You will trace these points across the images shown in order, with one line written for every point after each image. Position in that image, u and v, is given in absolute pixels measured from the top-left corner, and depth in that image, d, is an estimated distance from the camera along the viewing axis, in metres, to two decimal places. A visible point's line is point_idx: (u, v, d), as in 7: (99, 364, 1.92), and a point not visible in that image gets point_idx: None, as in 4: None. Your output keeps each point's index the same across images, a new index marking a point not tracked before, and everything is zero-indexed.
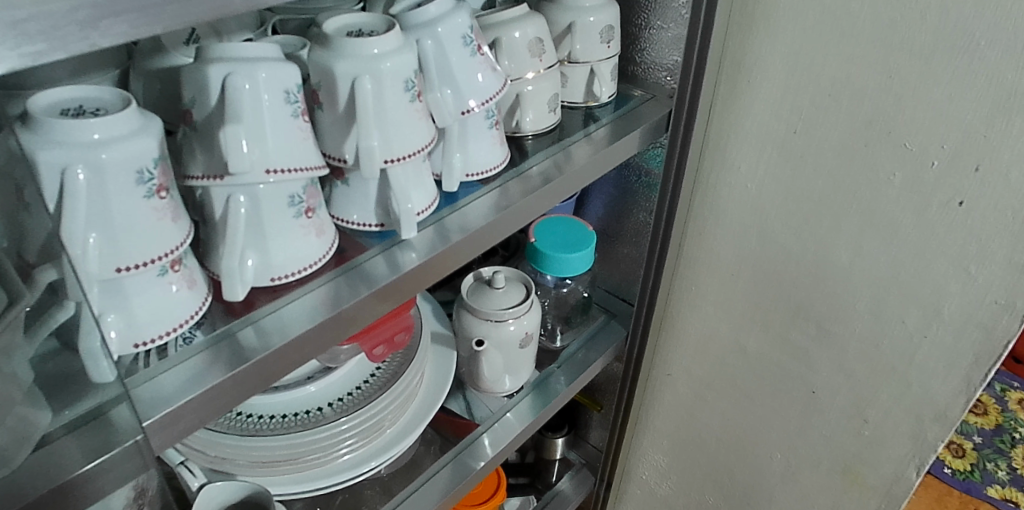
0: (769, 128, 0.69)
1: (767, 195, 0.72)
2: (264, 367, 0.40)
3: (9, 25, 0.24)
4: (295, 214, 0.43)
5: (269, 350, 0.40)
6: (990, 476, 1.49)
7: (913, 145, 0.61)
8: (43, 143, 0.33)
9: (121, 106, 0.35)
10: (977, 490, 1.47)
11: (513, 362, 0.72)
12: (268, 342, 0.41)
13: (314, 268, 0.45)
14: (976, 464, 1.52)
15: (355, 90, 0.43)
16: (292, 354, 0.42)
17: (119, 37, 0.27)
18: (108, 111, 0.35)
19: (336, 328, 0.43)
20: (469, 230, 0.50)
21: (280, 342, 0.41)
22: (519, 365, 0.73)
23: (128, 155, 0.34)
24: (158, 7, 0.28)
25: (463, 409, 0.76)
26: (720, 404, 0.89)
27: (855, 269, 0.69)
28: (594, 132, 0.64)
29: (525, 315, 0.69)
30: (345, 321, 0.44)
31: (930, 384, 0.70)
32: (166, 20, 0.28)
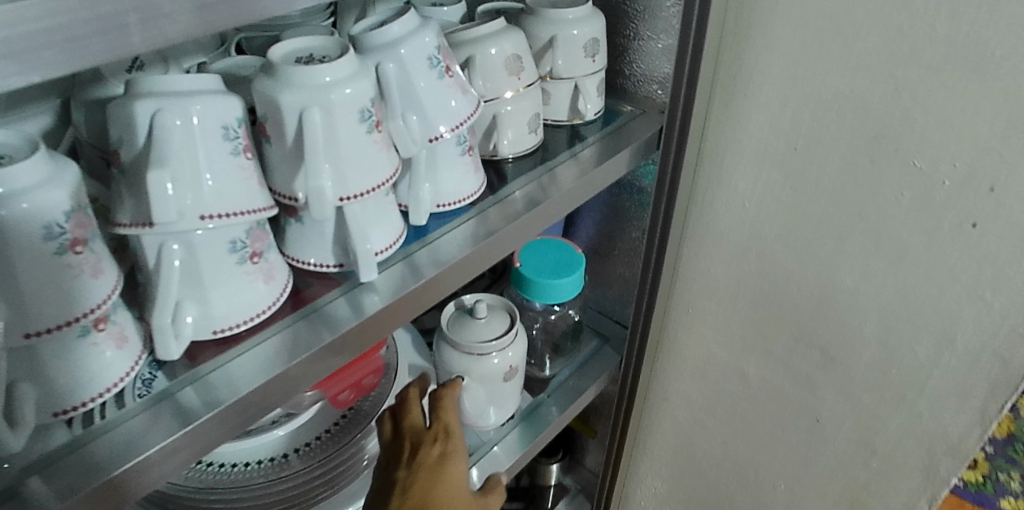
0: (768, 144, 0.64)
1: (767, 214, 0.67)
2: (209, 429, 0.36)
3: None
4: (239, 260, 0.39)
5: (213, 410, 0.36)
6: (1002, 486, 1.47)
7: (922, 162, 0.57)
8: None
9: (28, 152, 0.32)
10: (990, 503, 1.42)
11: (496, 395, 0.68)
12: (213, 402, 0.36)
13: (265, 317, 0.41)
14: (987, 475, 1.47)
15: (303, 123, 0.38)
16: (241, 414, 0.37)
17: None
18: (12, 158, 0.31)
19: (291, 381, 0.39)
20: (441, 266, 0.45)
21: (227, 401, 0.36)
22: (504, 398, 0.69)
23: (30, 210, 0.30)
24: (32, 50, 0.24)
25: None
26: (720, 431, 0.84)
27: (862, 293, 0.65)
28: (580, 152, 0.59)
29: (509, 348, 0.66)
30: (300, 374, 0.39)
31: (943, 415, 0.65)
32: (43, 65, 0.24)
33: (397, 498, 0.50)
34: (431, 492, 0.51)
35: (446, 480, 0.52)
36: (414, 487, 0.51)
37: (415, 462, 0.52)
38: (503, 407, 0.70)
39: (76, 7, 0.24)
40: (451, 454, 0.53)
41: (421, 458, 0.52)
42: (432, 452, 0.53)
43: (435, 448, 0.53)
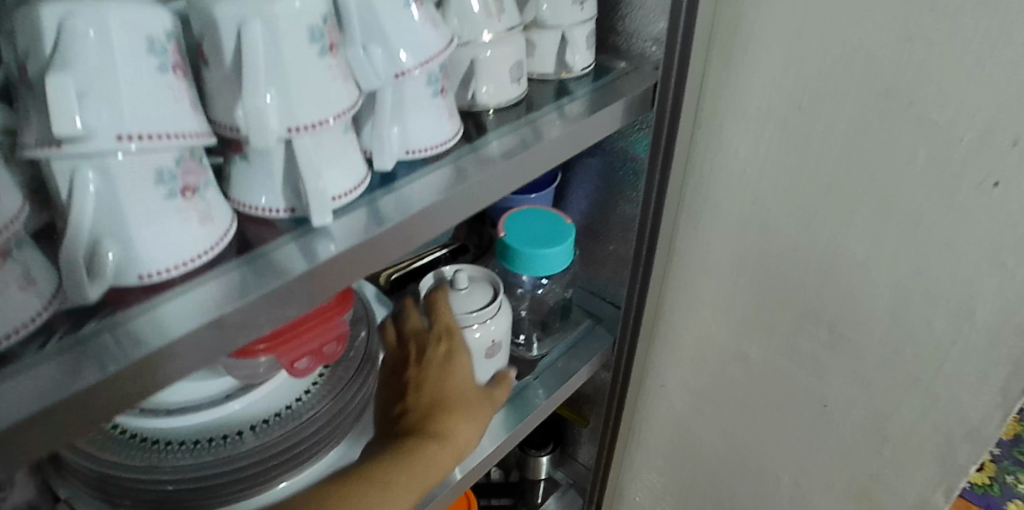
0: (770, 103, 0.59)
1: (769, 181, 0.62)
2: (131, 380, 0.31)
3: None
4: (168, 195, 0.34)
5: (136, 356, 0.31)
6: (1010, 490, 1.39)
7: (939, 117, 0.52)
8: None
9: None
10: (997, 506, 1.36)
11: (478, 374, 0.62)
12: (135, 348, 0.31)
13: (201, 262, 0.36)
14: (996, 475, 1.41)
15: (241, 39, 0.34)
16: (170, 364, 0.32)
17: None
18: None
19: (230, 331, 0.34)
20: (406, 214, 0.41)
21: (153, 347, 0.32)
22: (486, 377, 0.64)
23: None
24: None
25: None
26: (720, 419, 0.79)
27: (873, 265, 0.60)
28: (567, 106, 0.54)
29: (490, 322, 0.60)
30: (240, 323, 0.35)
31: (960, 398, 0.60)
32: None
33: (414, 393, 0.56)
34: (442, 385, 0.56)
35: (455, 373, 0.57)
36: (426, 385, 0.56)
37: (425, 359, 0.58)
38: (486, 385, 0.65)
39: None
40: (455, 353, 0.58)
41: (429, 358, 0.58)
42: (439, 351, 0.58)
43: (441, 346, 0.58)
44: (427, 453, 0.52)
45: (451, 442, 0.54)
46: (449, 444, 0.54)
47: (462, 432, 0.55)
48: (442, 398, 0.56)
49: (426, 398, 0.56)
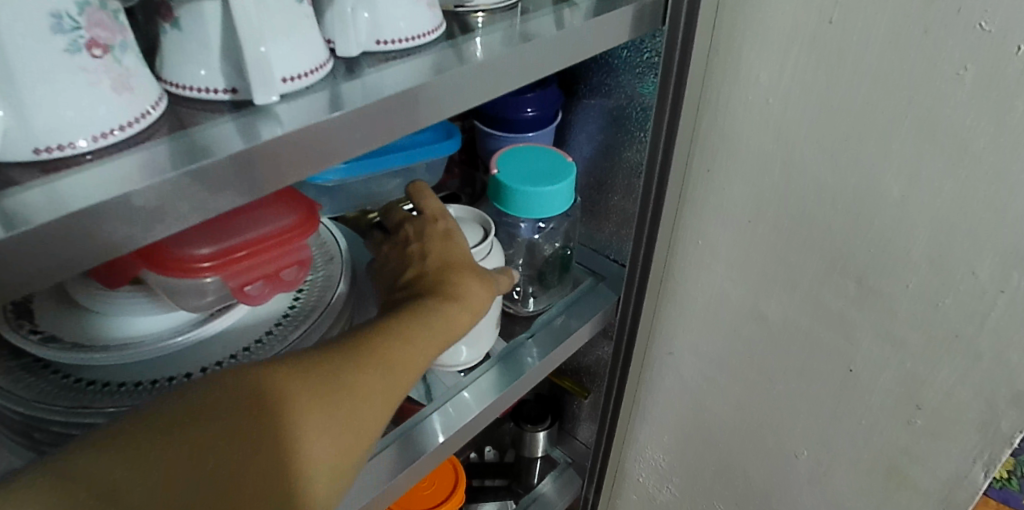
0: (797, 20, 0.53)
1: (793, 110, 0.56)
2: (16, 260, 0.25)
3: None
4: (69, 48, 0.28)
5: (18, 231, 0.25)
6: None
7: (991, 24, 0.45)
8: None
9: None
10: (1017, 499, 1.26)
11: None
12: (17, 222, 0.26)
13: (115, 140, 0.30)
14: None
15: None
16: (67, 245, 0.27)
17: None
18: None
19: (149, 212, 0.28)
20: (373, 99, 0.35)
21: (35, 222, 0.26)
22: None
23: None
24: None
25: (421, 393, 0.61)
26: (732, 388, 0.72)
27: (909, 203, 0.53)
28: (566, 12, 0.48)
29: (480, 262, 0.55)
30: (159, 207, 0.29)
31: (1007, 357, 0.53)
32: None
33: (418, 265, 0.51)
34: (449, 254, 0.51)
35: (459, 244, 0.52)
36: (430, 256, 0.51)
37: (424, 235, 0.52)
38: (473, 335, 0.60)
39: None
40: (454, 229, 0.53)
41: (427, 235, 0.52)
42: (438, 227, 0.53)
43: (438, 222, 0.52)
44: (446, 311, 0.46)
45: (468, 304, 0.48)
46: (468, 304, 0.48)
47: (478, 294, 0.49)
48: (451, 265, 0.50)
49: (434, 266, 0.50)
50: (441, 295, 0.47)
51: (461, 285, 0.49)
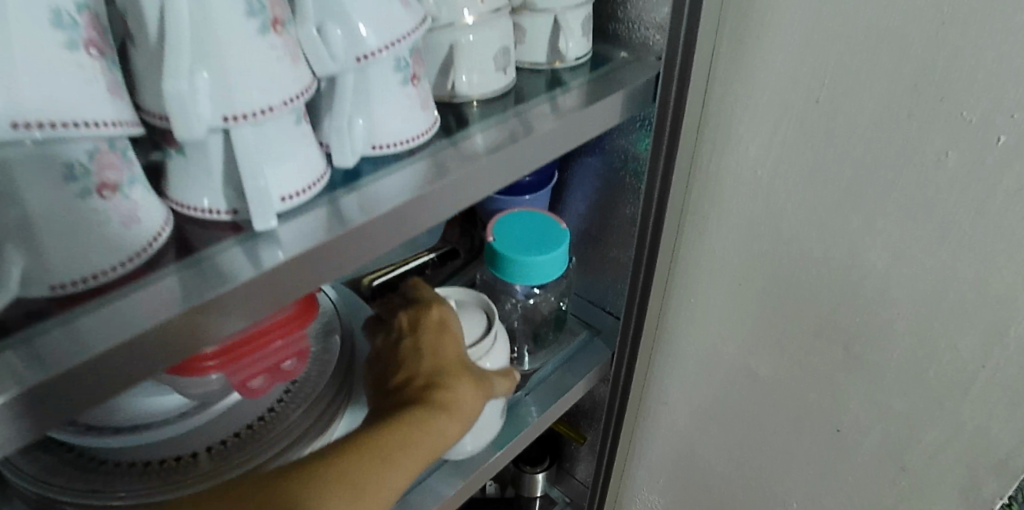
0: (786, 98, 0.54)
1: (783, 184, 0.57)
2: (42, 403, 0.27)
3: None
4: (82, 192, 0.30)
5: (43, 376, 0.27)
6: None
7: (972, 114, 0.47)
8: None
9: None
10: None
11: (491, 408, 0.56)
12: (43, 366, 0.28)
13: (127, 270, 0.32)
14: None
15: (165, 11, 0.29)
16: (85, 386, 0.28)
17: None
18: None
19: (148, 349, 0.30)
20: (377, 211, 0.37)
21: (65, 366, 0.28)
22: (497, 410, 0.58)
23: None
24: None
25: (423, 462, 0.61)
26: (724, 440, 0.74)
27: (894, 278, 0.55)
28: (561, 97, 0.50)
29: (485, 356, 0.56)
30: (170, 339, 0.30)
31: (988, 427, 0.55)
32: None
33: (410, 360, 0.52)
34: (440, 351, 0.52)
35: (452, 339, 0.53)
36: (423, 353, 0.51)
37: (419, 326, 0.53)
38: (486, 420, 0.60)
39: None
40: (448, 320, 0.54)
41: (421, 326, 0.53)
42: (432, 317, 0.54)
43: (431, 314, 0.53)
44: (434, 419, 0.47)
45: (456, 415, 0.48)
46: (457, 408, 0.49)
47: (468, 397, 0.50)
48: (443, 363, 0.51)
49: (427, 364, 0.51)
50: (428, 402, 0.48)
51: (453, 392, 0.49)
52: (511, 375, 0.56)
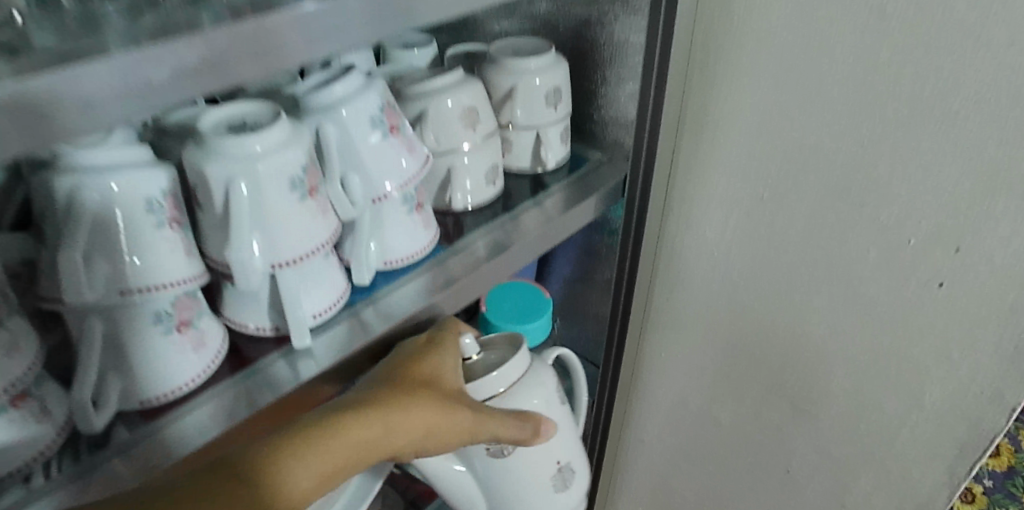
0: (736, 192, 0.63)
1: (736, 263, 0.66)
2: None
3: None
4: (164, 330, 0.39)
5: None
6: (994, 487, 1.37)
7: (889, 219, 0.55)
8: None
9: None
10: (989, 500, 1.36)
11: (555, 442, 0.58)
12: None
13: (197, 385, 0.41)
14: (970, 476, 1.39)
15: (230, 196, 0.38)
16: None
17: None
18: None
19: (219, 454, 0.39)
20: (394, 320, 0.46)
21: None
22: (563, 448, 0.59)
23: None
24: None
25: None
26: (694, 474, 0.83)
27: (830, 347, 0.64)
28: (545, 199, 0.59)
29: (531, 393, 0.55)
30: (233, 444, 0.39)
31: (912, 474, 0.64)
32: None
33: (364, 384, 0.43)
34: (430, 368, 0.46)
35: (445, 360, 0.47)
36: (401, 355, 0.46)
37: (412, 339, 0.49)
38: (544, 475, 0.58)
39: None
40: (439, 343, 0.48)
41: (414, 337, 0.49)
42: (419, 339, 0.48)
43: (422, 333, 0.48)
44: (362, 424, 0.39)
45: (401, 419, 0.42)
46: (398, 422, 0.41)
47: (423, 412, 0.43)
48: (423, 377, 0.45)
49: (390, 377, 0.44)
50: (394, 387, 0.43)
51: (401, 402, 0.42)
52: (529, 419, 0.52)
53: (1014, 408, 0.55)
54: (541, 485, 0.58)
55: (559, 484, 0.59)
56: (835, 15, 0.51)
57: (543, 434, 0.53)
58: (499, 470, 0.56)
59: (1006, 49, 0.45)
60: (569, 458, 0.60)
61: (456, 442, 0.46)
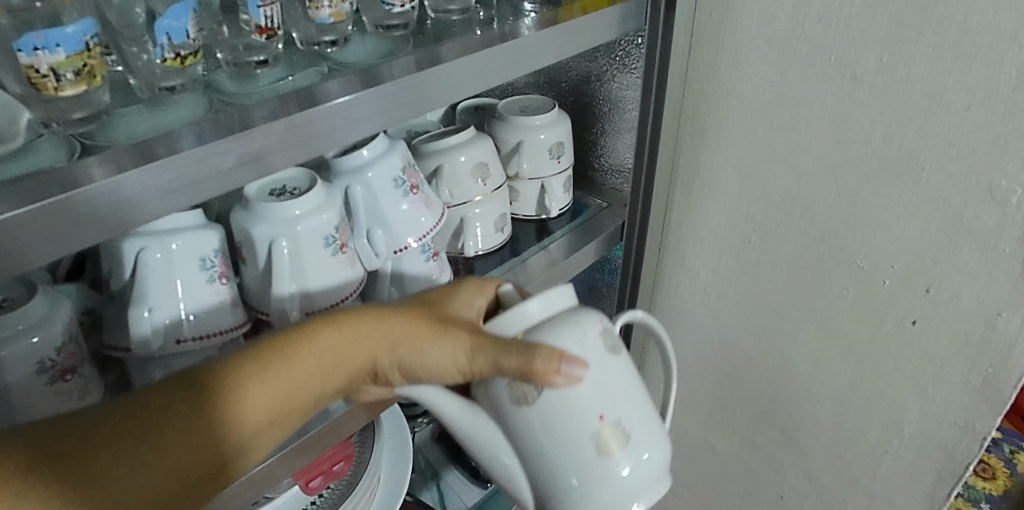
0: (724, 235, 0.68)
1: (726, 300, 0.71)
2: None
3: None
4: None
5: None
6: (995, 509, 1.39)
7: (864, 262, 0.60)
8: None
9: (27, 294, 0.39)
10: None
11: (606, 385, 0.41)
12: None
13: None
14: (970, 497, 1.40)
15: (273, 253, 0.44)
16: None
17: (18, 270, 0.29)
18: (13, 301, 0.38)
19: (256, 482, 0.47)
20: None
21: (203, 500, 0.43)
22: (618, 404, 0.41)
23: (27, 351, 0.37)
24: (57, 240, 0.30)
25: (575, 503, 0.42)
26: (693, 499, 0.87)
27: (815, 379, 0.68)
28: (550, 245, 0.64)
29: (568, 333, 0.41)
30: (267, 474, 0.47)
31: (895, 499, 0.68)
32: (60, 251, 0.30)
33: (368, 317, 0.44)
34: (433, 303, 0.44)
35: (455, 302, 0.44)
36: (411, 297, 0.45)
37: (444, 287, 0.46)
38: (585, 433, 0.40)
39: (88, 212, 0.30)
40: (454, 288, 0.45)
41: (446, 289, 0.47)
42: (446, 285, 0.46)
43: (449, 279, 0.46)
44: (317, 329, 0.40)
45: (371, 326, 0.41)
46: (360, 332, 0.41)
47: (394, 325, 0.41)
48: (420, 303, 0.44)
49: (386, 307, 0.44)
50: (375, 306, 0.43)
51: (371, 314, 0.41)
52: (538, 347, 0.39)
53: (984, 437, 0.59)
54: (586, 452, 0.40)
55: (608, 449, 0.41)
56: (809, 79, 0.56)
57: (564, 372, 0.39)
58: (521, 421, 0.41)
59: (964, 112, 0.50)
60: (632, 422, 0.41)
61: (450, 364, 0.41)
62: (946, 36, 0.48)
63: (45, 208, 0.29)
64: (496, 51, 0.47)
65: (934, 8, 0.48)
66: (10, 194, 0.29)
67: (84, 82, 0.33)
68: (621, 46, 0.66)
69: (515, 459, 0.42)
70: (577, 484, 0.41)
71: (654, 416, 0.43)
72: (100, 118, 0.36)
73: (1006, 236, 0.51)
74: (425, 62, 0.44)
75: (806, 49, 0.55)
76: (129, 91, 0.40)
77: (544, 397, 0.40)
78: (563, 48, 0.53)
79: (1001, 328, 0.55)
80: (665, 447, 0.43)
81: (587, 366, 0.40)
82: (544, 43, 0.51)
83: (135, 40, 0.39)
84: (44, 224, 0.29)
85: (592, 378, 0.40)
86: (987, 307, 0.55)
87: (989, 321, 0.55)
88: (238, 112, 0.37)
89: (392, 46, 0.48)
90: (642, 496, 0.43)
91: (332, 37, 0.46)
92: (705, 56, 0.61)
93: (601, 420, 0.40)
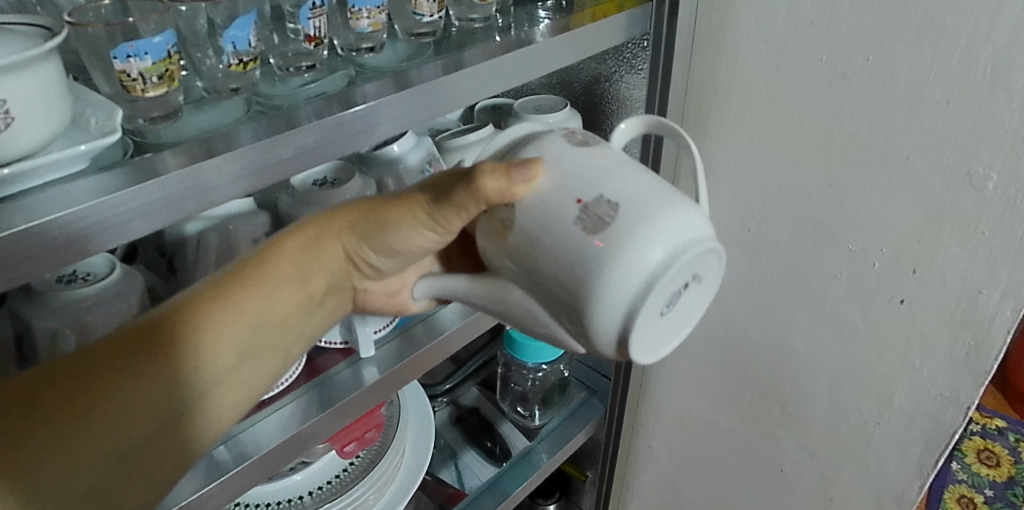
0: (725, 224, 0.73)
1: (728, 286, 0.76)
2: (242, 477, 0.48)
3: (16, 263, 0.31)
4: None
5: (246, 461, 0.49)
6: (998, 491, 1.43)
7: (855, 246, 0.65)
8: (43, 313, 0.44)
9: (106, 270, 0.47)
10: (997, 500, 1.41)
11: (573, 173, 0.37)
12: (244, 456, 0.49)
13: (283, 387, 0.56)
14: (972, 484, 1.44)
15: None
16: (266, 465, 0.50)
17: (115, 241, 0.34)
18: (95, 275, 0.47)
19: (302, 441, 0.52)
20: (434, 338, 0.60)
21: (256, 455, 0.49)
22: (594, 181, 0.37)
23: (110, 318, 0.46)
24: (147, 215, 0.35)
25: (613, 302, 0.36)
26: (699, 476, 0.93)
27: (812, 356, 0.73)
28: None
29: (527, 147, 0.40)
30: (311, 433, 0.52)
31: (887, 468, 0.73)
32: (149, 222, 0.35)
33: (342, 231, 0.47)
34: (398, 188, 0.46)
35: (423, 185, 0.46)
36: None
37: None
38: (566, 221, 0.37)
39: (170, 192, 0.36)
40: None
41: None
42: None
43: None
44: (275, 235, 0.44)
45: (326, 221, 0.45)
46: (314, 229, 0.44)
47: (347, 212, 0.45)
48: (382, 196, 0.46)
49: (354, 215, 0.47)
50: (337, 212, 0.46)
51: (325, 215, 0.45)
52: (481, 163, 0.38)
53: (969, 407, 0.64)
54: (575, 237, 0.36)
55: (595, 225, 0.36)
56: (802, 77, 0.61)
57: (519, 180, 0.37)
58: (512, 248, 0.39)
59: (945, 105, 0.54)
60: (621, 192, 0.36)
61: (412, 226, 0.42)
62: (926, 36, 0.53)
63: (140, 189, 0.34)
64: (514, 56, 0.53)
65: (914, 11, 0.53)
66: (107, 180, 0.35)
67: (166, 85, 0.40)
68: (628, 49, 0.71)
69: (540, 302, 0.39)
70: (587, 281, 0.36)
71: (660, 184, 0.37)
72: (176, 116, 0.42)
73: (984, 219, 0.56)
74: (451, 67, 0.50)
75: (801, 48, 0.60)
76: (196, 93, 0.46)
77: (517, 219, 0.38)
78: (575, 52, 0.58)
79: (982, 304, 0.59)
80: (689, 207, 0.37)
81: (546, 164, 0.38)
82: (557, 47, 0.56)
83: (200, 47, 0.45)
84: (139, 202, 0.35)
85: (553, 175, 0.38)
86: (969, 285, 0.59)
87: (971, 298, 0.59)
88: (288, 112, 0.43)
89: (417, 52, 0.53)
90: (672, 263, 0.35)
91: (370, 44, 0.52)
92: (706, 53, 0.66)
93: (578, 203, 0.36)
